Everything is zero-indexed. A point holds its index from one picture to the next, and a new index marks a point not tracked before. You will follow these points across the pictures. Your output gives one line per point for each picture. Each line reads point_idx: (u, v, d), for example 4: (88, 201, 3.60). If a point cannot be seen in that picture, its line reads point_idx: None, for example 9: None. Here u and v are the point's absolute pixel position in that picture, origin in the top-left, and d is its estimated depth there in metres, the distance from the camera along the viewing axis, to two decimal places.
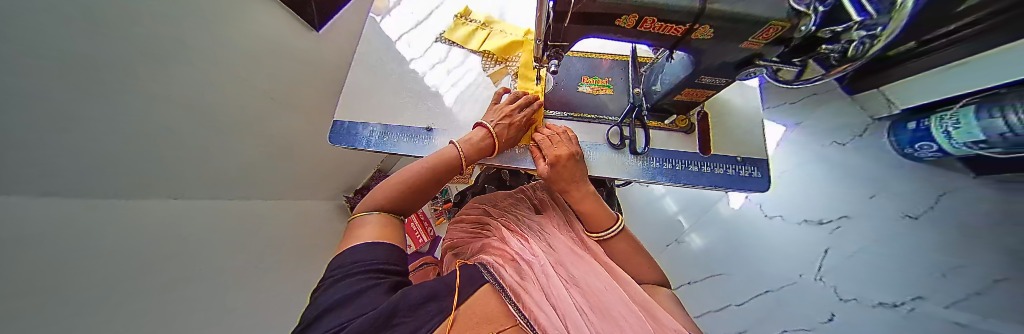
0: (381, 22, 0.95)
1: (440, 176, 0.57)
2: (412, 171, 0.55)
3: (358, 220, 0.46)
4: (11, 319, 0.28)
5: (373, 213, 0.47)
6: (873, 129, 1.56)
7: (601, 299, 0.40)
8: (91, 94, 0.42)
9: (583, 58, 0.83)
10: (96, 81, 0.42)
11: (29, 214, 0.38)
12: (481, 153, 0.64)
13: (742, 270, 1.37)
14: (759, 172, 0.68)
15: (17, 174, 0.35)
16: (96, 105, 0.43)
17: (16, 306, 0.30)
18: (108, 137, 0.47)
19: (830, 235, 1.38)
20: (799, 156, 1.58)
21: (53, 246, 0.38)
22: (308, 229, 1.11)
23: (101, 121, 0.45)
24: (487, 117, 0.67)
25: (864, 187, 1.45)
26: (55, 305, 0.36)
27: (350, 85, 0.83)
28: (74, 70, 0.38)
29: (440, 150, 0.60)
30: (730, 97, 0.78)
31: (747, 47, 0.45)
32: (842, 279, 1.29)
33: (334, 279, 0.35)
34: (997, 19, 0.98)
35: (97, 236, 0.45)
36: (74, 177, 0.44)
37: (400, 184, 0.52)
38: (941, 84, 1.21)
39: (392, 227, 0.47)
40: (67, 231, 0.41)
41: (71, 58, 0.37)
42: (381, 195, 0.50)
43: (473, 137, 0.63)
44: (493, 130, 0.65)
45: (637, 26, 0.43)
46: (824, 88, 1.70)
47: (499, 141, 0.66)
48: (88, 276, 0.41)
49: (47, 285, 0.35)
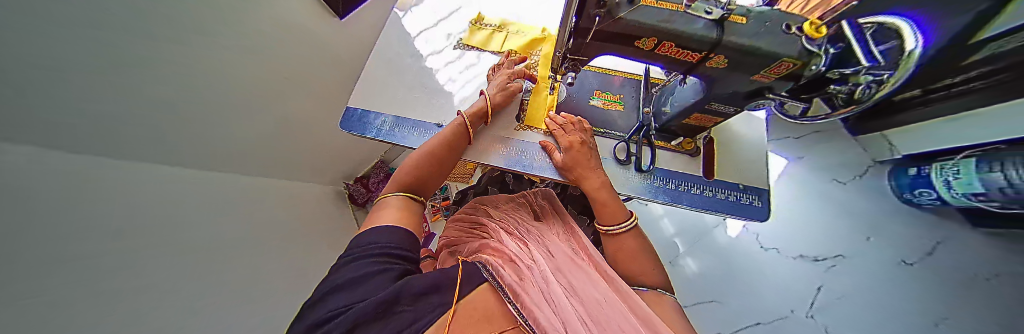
0: (404, 17, 0.99)
1: (455, 148, 0.61)
2: (432, 145, 0.58)
3: (381, 201, 0.48)
4: (16, 273, 0.28)
5: (397, 194, 0.49)
6: (874, 171, 1.58)
7: (602, 311, 0.38)
8: (59, 57, 0.39)
9: (598, 73, 0.85)
10: (70, 52, 0.40)
11: (39, 170, 0.37)
12: (482, 115, 0.68)
13: (736, 300, 1.35)
14: (761, 201, 0.69)
15: (13, 140, 0.35)
16: (71, 72, 0.41)
17: (28, 261, 0.31)
18: (88, 111, 0.44)
19: (824, 272, 1.38)
20: (801, 190, 1.58)
21: (61, 202, 0.39)
22: (308, 211, 1.11)
23: (81, 88, 0.43)
24: (490, 83, 0.72)
25: (861, 229, 1.46)
26: (73, 264, 0.37)
27: (366, 75, 0.85)
28: (48, 24, 0.35)
29: (450, 124, 0.63)
30: (735, 126, 0.80)
31: (757, 80, 0.47)
32: (833, 318, 1.28)
33: (348, 259, 0.36)
34: (986, 82, 1.06)
35: (106, 193, 0.46)
36: (71, 140, 0.44)
37: (417, 159, 0.55)
38: (953, 133, 1.22)
39: (413, 208, 0.49)
40: (72, 191, 0.41)
41: (42, 16, 0.34)
42: (406, 176, 0.53)
43: (479, 104, 0.68)
44: (493, 95, 0.68)
45: (654, 50, 0.44)
46: (828, 127, 1.73)
47: (496, 104, 0.69)
48: (92, 236, 0.41)
49: (54, 236, 0.35)
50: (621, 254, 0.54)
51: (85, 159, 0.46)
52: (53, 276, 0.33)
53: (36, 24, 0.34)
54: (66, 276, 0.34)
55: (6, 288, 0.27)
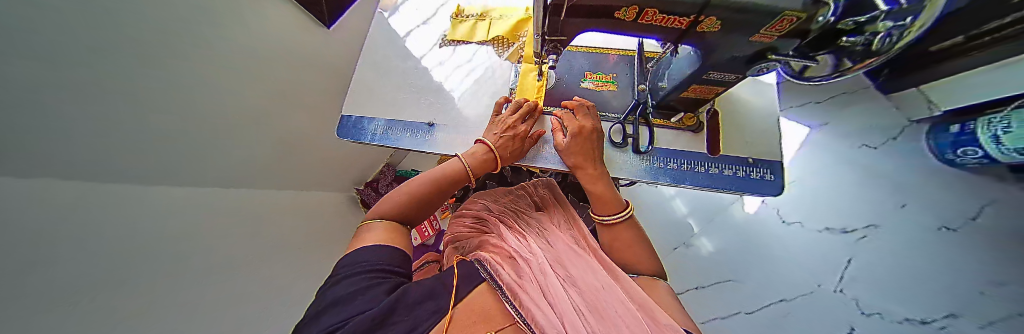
0: (388, 18, 0.97)
1: (445, 189, 0.56)
2: (420, 185, 0.53)
3: (365, 226, 0.46)
4: (23, 311, 0.30)
5: (382, 219, 0.47)
6: (908, 133, 1.46)
7: (599, 298, 0.37)
8: (43, 84, 0.34)
9: (587, 53, 0.81)
10: (92, 89, 0.41)
11: (49, 205, 0.39)
12: (491, 165, 0.62)
13: (756, 277, 1.30)
14: (773, 175, 0.65)
15: (18, 178, 0.36)
16: (94, 108, 0.43)
17: (34, 298, 0.32)
18: (102, 134, 0.46)
19: (853, 244, 1.30)
20: (826, 160, 1.47)
21: (84, 231, 0.41)
22: (322, 216, 1.15)
23: (100, 119, 0.44)
24: (489, 131, 0.65)
25: (895, 195, 1.35)
26: (91, 290, 0.39)
27: (355, 80, 0.84)
28: (76, 71, 0.38)
29: (444, 163, 0.58)
30: (743, 94, 0.74)
31: (757, 40, 0.42)
32: (864, 291, 1.21)
33: (338, 278, 0.35)
34: None
35: (123, 215, 0.49)
36: (88, 169, 0.46)
37: (410, 193, 0.52)
38: (988, 83, 1.12)
39: (400, 232, 0.47)
40: (92, 219, 0.44)
41: (54, 58, 0.35)
42: (389, 205, 0.49)
43: (479, 150, 0.61)
44: (496, 143, 0.62)
45: (638, 19, 0.41)
46: (853, 87, 1.59)
47: (501, 155, 0.62)
48: (110, 261, 0.43)
49: (71, 268, 0.38)
50: (616, 245, 0.53)
51: (100, 187, 0.48)
52: (61, 310, 0.34)
53: (56, 83, 0.36)
54: (76, 312, 0.36)
55: (21, 323, 0.28)
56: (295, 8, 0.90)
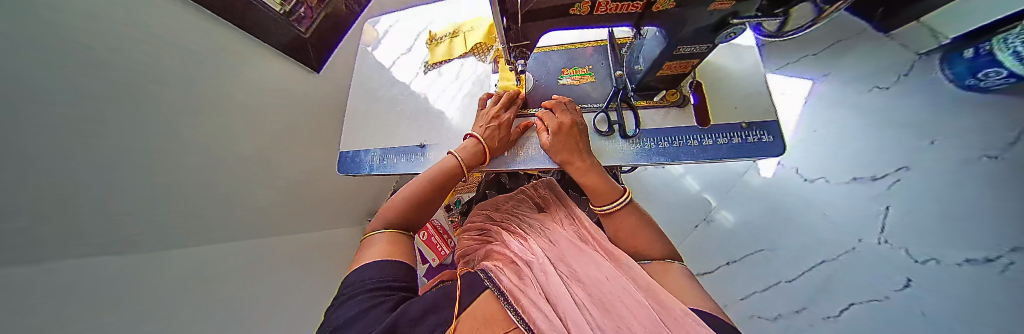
0: (371, 52, 1.02)
1: (441, 184, 0.57)
2: (417, 183, 0.55)
3: (370, 239, 0.47)
4: None
5: (383, 230, 0.48)
6: (919, 67, 1.37)
7: (604, 291, 0.36)
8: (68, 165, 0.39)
9: (561, 51, 0.82)
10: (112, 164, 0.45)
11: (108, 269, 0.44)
12: (482, 157, 0.63)
13: (789, 242, 1.24)
14: (770, 136, 0.63)
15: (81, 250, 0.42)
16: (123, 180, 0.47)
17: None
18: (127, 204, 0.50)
19: (886, 192, 1.20)
20: (835, 110, 1.42)
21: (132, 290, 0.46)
22: (338, 251, 1.18)
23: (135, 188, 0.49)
24: (477, 125, 0.66)
25: (918, 132, 1.25)
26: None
27: (348, 116, 0.88)
28: (90, 149, 0.42)
29: (438, 161, 0.60)
30: (722, 61, 0.73)
31: (716, 8, 0.41)
32: (910, 238, 1.10)
33: (344, 298, 0.36)
34: None
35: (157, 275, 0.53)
36: None
37: (407, 199, 0.53)
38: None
39: (401, 241, 0.48)
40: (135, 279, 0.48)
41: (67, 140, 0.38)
42: (390, 212, 0.51)
43: (468, 144, 0.63)
44: (483, 134, 0.64)
45: (593, 11, 0.42)
46: (848, 34, 1.55)
47: (490, 145, 0.64)
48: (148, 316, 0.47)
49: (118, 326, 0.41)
50: (620, 234, 0.52)
51: None
52: None
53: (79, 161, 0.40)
54: None
55: None
56: (285, 60, 0.96)
